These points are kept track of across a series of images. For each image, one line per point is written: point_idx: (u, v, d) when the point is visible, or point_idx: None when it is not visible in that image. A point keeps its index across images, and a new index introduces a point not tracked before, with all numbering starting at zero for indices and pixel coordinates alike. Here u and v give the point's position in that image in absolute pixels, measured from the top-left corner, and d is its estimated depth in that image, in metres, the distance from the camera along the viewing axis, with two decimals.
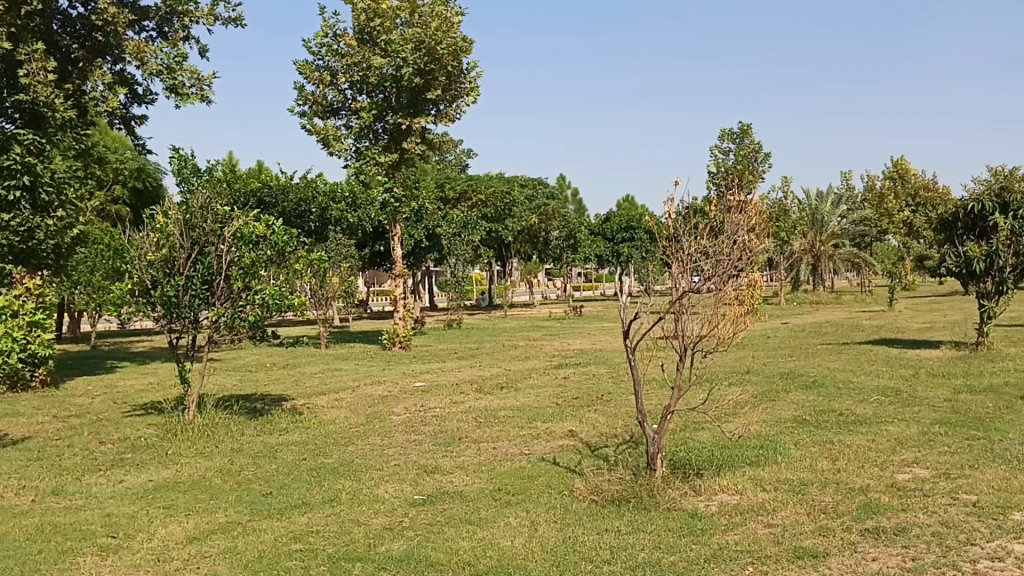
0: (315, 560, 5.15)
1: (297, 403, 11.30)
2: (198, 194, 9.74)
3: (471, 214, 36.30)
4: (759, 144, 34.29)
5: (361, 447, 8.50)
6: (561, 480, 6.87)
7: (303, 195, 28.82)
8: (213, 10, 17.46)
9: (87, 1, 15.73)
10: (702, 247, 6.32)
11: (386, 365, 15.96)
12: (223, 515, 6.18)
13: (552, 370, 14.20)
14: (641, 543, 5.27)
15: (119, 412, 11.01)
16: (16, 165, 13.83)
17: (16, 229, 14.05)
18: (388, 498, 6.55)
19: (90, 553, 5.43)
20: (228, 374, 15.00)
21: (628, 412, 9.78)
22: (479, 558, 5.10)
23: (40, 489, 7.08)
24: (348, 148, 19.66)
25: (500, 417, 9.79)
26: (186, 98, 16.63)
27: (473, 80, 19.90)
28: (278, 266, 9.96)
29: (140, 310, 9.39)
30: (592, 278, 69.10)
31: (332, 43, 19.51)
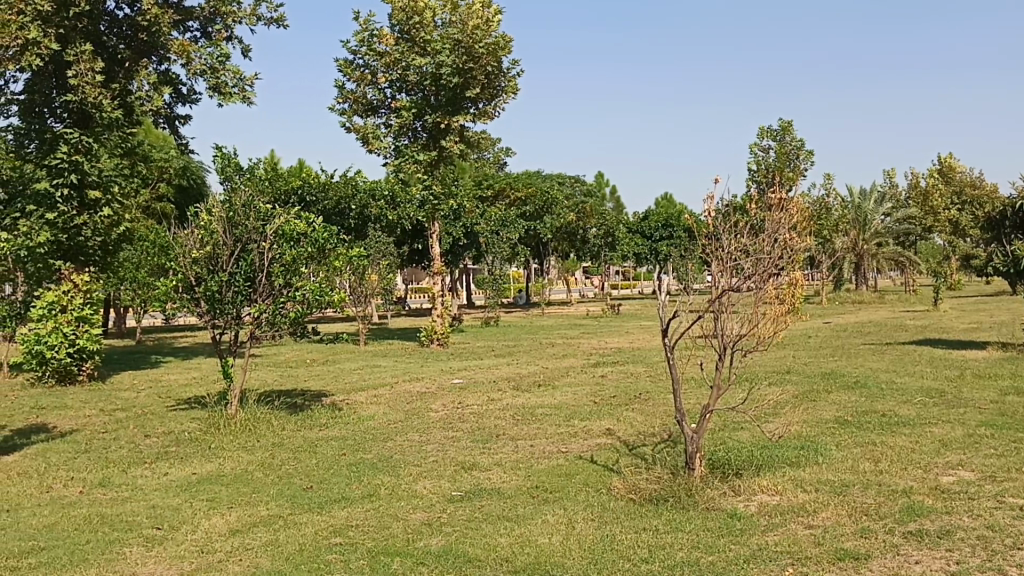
0: (355, 553, 5.21)
1: (337, 399, 11.43)
2: (241, 192, 9.89)
3: (509, 211, 36.39)
4: (800, 141, 33.86)
5: (400, 443, 8.57)
6: (599, 478, 6.86)
7: (343, 193, 29.13)
8: (256, 10, 17.69)
9: (133, 3, 16.03)
10: (743, 246, 6.27)
11: (425, 361, 16.07)
12: (266, 509, 6.27)
13: (589, 368, 14.20)
14: (680, 542, 5.25)
15: (163, 406, 11.22)
16: (64, 164, 14.17)
17: (63, 227, 14.38)
18: (427, 493, 6.60)
19: (136, 544, 5.55)
20: (270, 369, 15.21)
21: (666, 411, 9.74)
22: (516, 555, 5.12)
23: (88, 481, 7.25)
24: (387, 146, 19.75)
25: (538, 415, 9.81)
26: (229, 97, 16.88)
27: (513, 79, 19.93)
28: (318, 263, 10.09)
29: (184, 306, 9.45)
30: (630, 276, 68.86)
31: (371, 42, 19.65)
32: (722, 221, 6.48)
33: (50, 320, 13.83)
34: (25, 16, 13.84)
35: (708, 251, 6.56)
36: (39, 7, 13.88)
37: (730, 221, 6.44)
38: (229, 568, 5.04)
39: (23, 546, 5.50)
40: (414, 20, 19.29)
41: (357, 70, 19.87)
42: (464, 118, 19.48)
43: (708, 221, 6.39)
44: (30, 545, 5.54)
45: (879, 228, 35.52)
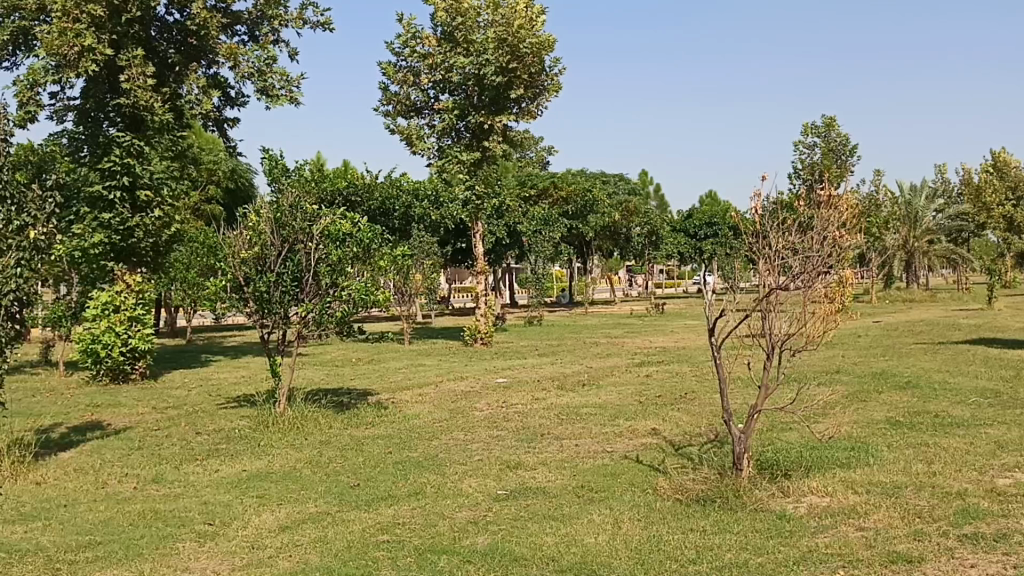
0: (402, 551, 5.25)
1: (382, 398, 11.52)
2: (288, 193, 10.01)
3: (552, 210, 36.36)
4: (847, 137, 33.24)
5: (445, 441, 8.61)
6: (645, 478, 6.83)
7: (387, 194, 29.36)
8: (302, 13, 17.90)
9: (182, 8, 16.30)
10: (790, 244, 6.21)
11: (469, 361, 16.13)
12: (314, 506, 6.35)
13: (634, 368, 14.11)
14: (728, 544, 5.20)
15: (213, 404, 11.43)
16: (117, 167, 14.46)
17: (117, 228, 14.68)
18: (472, 492, 6.62)
19: (188, 539, 5.65)
20: (317, 368, 15.40)
21: (712, 411, 9.66)
22: (563, 554, 5.12)
23: (142, 477, 7.41)
24: (431, 146, 19.91)
25: (582, 414, 9.78)
26: (277, 99, 17.12)
27: (555, 78, 19.89)
28: (364, 263, 10.19)
29: (234, 305, 9.65)
30: (675, 276, 68.32)
31: (414, 44, 19.79)
32: (768, 218, 6.43)
33: (104, 320, 14.13)
34: (80, 22, 14.18)
35: (755, 249, 6.50)
36: (93, 13, 14.19)
37: (778, 219, 6.39)
38: (279, 564, 5.12)
39: (80, 541, 5.63)
40: (457, 21, 19.35)
41: (401, 72, 20.07)
42: (506, 118, 19.48)
43: (754, 219, 6.35)
44: (88, 539, 5.68)
45: (930, 225, 34.83)
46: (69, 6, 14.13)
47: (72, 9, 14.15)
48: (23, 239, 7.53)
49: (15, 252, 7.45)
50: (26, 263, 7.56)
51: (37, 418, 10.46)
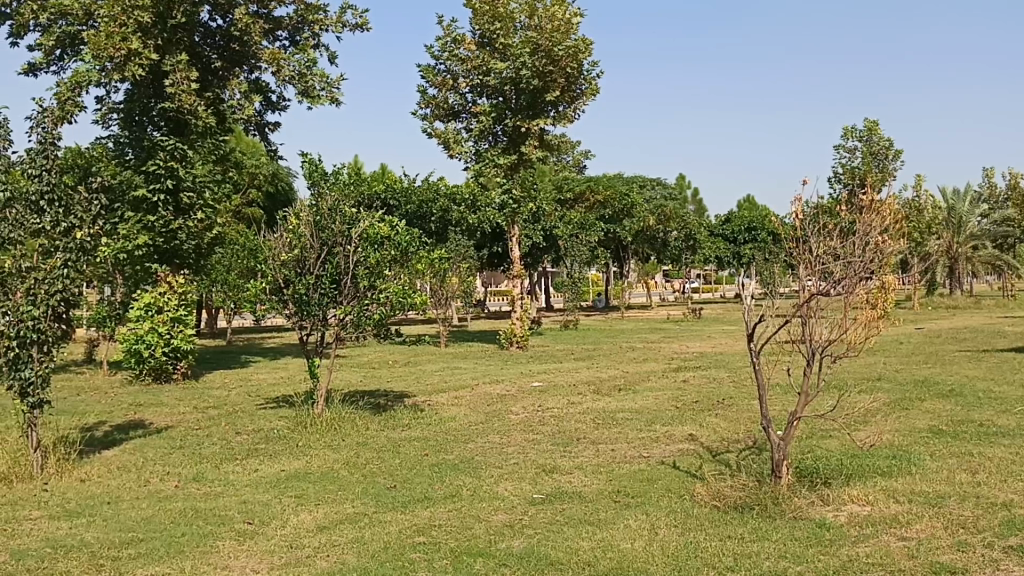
0: (438, 553, 5.27)
1: (419, 400, 11.59)
2: (327, 196, 10.10)
3: (589, 214, 36.34)
4: (889, 141, 32.76)
5: (481, 444, 8.64)
6: (682, 484, 6.78)
7: (424, 198, 29.60)
8: (342, 18, 18.09)
9: (225, 14, 16.57)
10: (832, 249, 6.14)
11: (505, 364, 16.15)
12: (351, 506, 6.41)
13: (671, 373, 14.04)
14: (766, 551, 5.16)
15: (253, 404, 11.58)
16: (161, 170, 14.71)
17: (160, 230, 14.94)
18: (508, 495, 6.63)
19: (229, 537, 5.73)
20: (354, 370, 15.51)
21: (750, 418, 9.57)
22: (598, 559, 5.10)
23: (183, 475, 7.53)
24: (468, 150, 20.00)
25: (618, 419, 9.74)
26: (316, 100, 17.30)
27: (592, 81, 19.85)
28: (401, 265, 10.25)
29: (273, 307, 9.80)
30: (712, 280, 67.75)
31: (453, 48, 19.89)
32: (810, 223, 6.37)
33: (147, 321, 14.36)
34: (127, 28, 14.43)
35: (796, 254, 6.43)
36: (140, 20, 14.45)
37: (819, 224, 6.32)
38: (317, 564, 5.17)
39: (124, 537, 5.74)
40: (497, 26, 19.43)
41: (439, 76, 20.20)
42: (544, 122, 19.47)
43: (795, 224, 6.29)
44: (130, 536, 5.78)
45: (975, 230, 34.24)
46: (117, 12, 14.38)
47: (120, 14, 14.41)
48: (70, 241, 7.69)
49: (62, 253, 7.62)
50: (72, 264, 7.72)
51: (81, 417, 10.67)
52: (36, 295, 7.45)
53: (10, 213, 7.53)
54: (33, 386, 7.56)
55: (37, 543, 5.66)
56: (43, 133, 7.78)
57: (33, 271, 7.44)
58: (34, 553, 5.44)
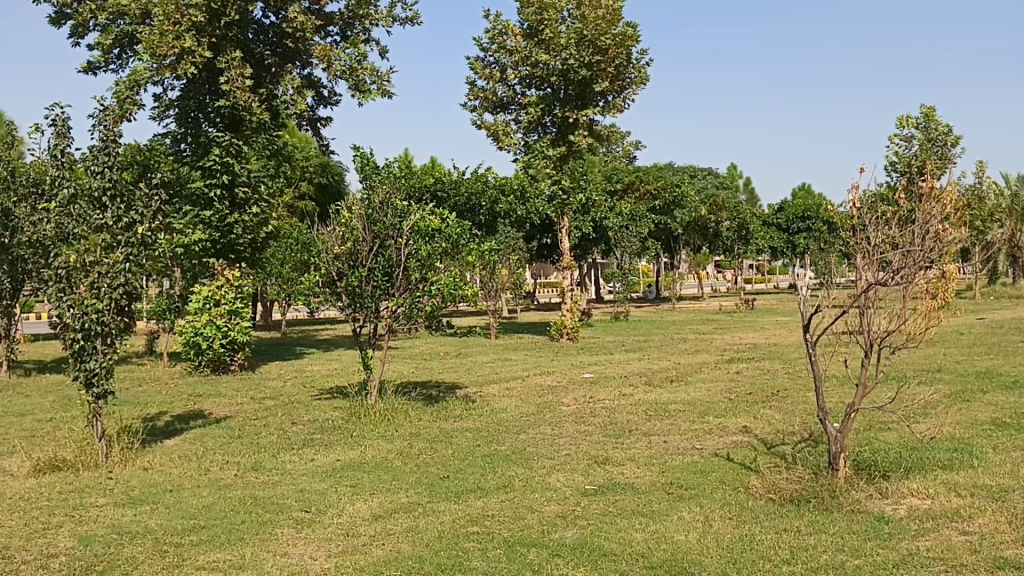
0: (492, 543, 5.31)
1: (470, 391, 11.66)
2: (379, 189, 10.18)
3: (639, 204, 36.00)
4: (948, 127, 31.91)
5: (533, 435, 8.66)
6: (736, 477, 6.72)
7: (474, 190, 29.74)
8: (392, 12, 18.21)
9: (278, 10, 16.76)
10: (890, 237, 6.03)
11: (556, 355, 16.13)
12: (405, 496, 6.49)
13: (724, 364, 13.90)
14: (823, 544, 5.10)
15: (308, 395, 11.77)
16: (217, 165, 15.01)
17: (217, 225, 15.21)
18: (560, 486, 6.65)
19: (287, 525, 5.84)
20: (407, 361, 15.62)
21: (806, 410, 9.43)
22: (652, 550, 5.10)
23: (242, 464, 7.70)
24: (517, 142, 20.02)
25: (671, 411, 9.68)
26: (368, 94, 17.49)
27: (642, 70, 19.65)
28: (452, 258, 10.30)
29: (327, 300, 9.96)
30: (766, 270, 66.89)
31: (502, 39, 19.88)
32: (868, 212, 6.26)
33: (205, 313, 14.70)
34: (181, 26, 14.72)
35: (853, 242, 6.32)
36: (194, 18, 14.73)
37: (877, 213, 6.21)
38: (373, 552, 5.24)
39: (186, 525, 5.89)
40: (543, 16, 19.35)
41: (487, 68, 20.25)
42: (593, 112, 19.42)
43: (854, 212, 6.19)
44: (192, 523, 5.93)
45: None
46: (171, 10, 14.67)
47: (174, 13, 14.70)
48: (132, 235, 7.89)
49: (124, 248, 7.82)
50: (134, 258, 7.93)
51: (143, 407, 10.95)
52: (100, 289, 7.68)
53: (75, 209, 7.74)
54: (97, 376, 7.77)
55: (103, 529, 5.84)
56: (105, 131, 7.97)
57: (96, 266, 7.65)
58: (101, 540, 5.61)
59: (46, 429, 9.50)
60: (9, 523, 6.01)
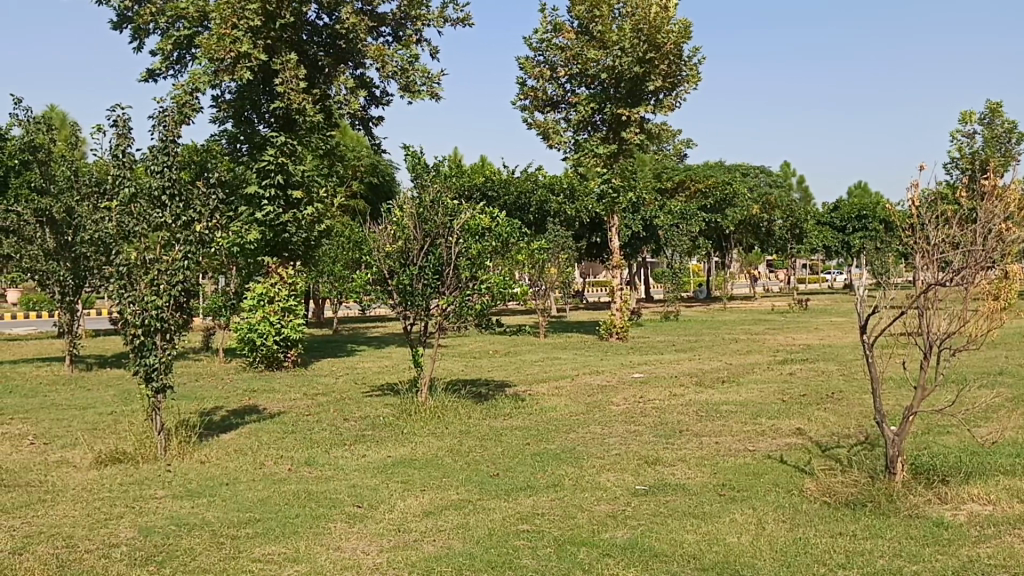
0: (542, 541, 5.33)
1: (519, 390, 11.68)
2: (430, 188, 10.22)
3: (690, 204, 35.68)
4: (1013, 122, 31.01)
5: (583, 435, 8.65)
6: (790, 479, 6.63)
7: (523, 189, 29.81)
8: (443, 12, 18.31)
9: (331, 12, 16.98)
10: (951, 237, 5.87)
11: (605, 355, 16.09)
12: (455, 493, 6.53)
13: (777, 365, 13.73)
14: (880, 549, 5.00)
15: (360, 391, 11.92)
16: (271, 166, 15.24)
17: (271, 224, 15.46)
18: (610, 486, 6.63)
19: (340, 520, 5.92)
20: (456, 359, 15.71)
21: (862, 412, 9.26)
22: (704, 552, 5.05)
23: (295, 459, 7.82)
24: (567, 140, 19.98)
25: (722, 412, 9.59)
26: (417, 95, 17.62)
27: (694, 68, 19.46)
28: (502, 256, 10.29)
29: (378, 297, 10.09)
30: (819, 270, 65.99)
31: (552, 37, 19.89)
32: (928, 211, 6.11)
33: (260, 311, 14.98)
34: (237, 29, 15.00)
35: (912, 241, 6.17)
36: (250, 21, 14.99)
37: (936, 211, 6.08)
38: (424, 548, 5.29)
39: (242, 517, 6.00)
40: (595, 14, 19.33)
41: (538, 67, 20.25)
42: (644, 109, 19.28)
43: (913, 210, 6.06)
44: (248, 516, 6.04)
45: None
46: (228, 14, 14.95)
47: (231, 16, 14.98)
48: (190, 234, 8.06)
49: (182, 246, 7.99)
50: (191, 255, 8.10)
51: (200, 402, 11.18)
52: (159, 286, 7.86)
53: (135, 208, 7.90)
54: (156, 371, 7.97)
55: (162, 520, 5.98)
56: (164, 131, 8.15)
57: (156, 263, 7.84)
58: (160, 531, 5.75)
59: (107, 422, 9.77)
60: (72, 513, 6.19)
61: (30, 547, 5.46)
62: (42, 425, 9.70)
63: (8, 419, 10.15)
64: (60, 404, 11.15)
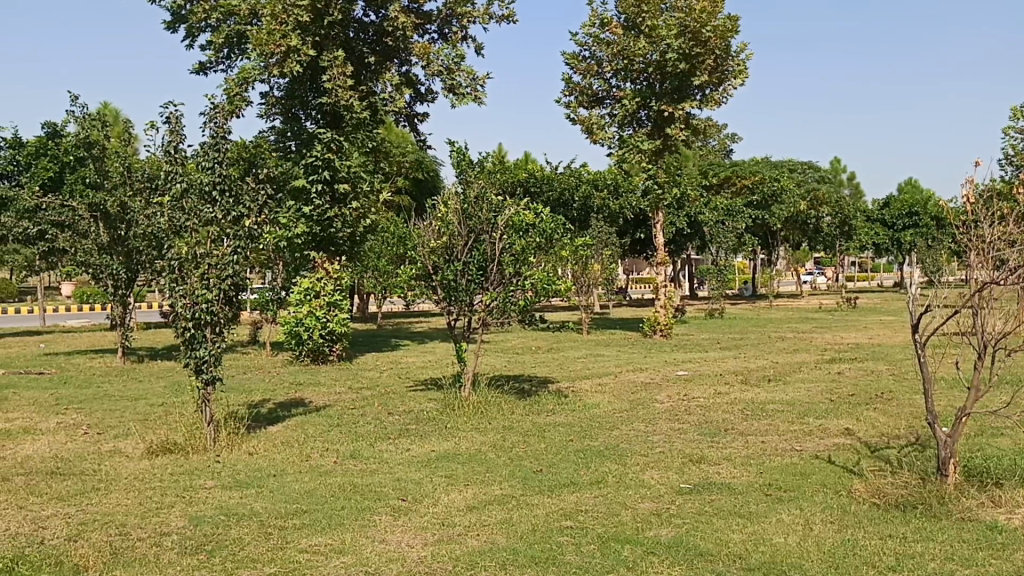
0: (586, 538, 5.32)
1: (563, 386, 11.67)
2: (475, 183, 10.23)
3: (735, 200, 35.31)
4: None
5: (626, 432, 8.62)
6: (838, 480, 6.54)
7: (567, 185, 29.78)
8: (489, 10, 18.33)
9: (378, 9, 17.11)
10: (1009, 235, 5.69)
11: (649, 352, 16.01)
12: (499, 488, 6.55)
13: (824, 364, 13.53)
14: (932, 552, 4.91)
15: (404, 386, 12.01)
16: (318, 162, 15.43)
17: (318, 219, 15.66)
18: (655, 484, 6.59)
19: (385, 512, 5.98)
20: (499, 355, 15.77)
21: (913, 413, 9.09)
22: (750, 553, 5.00)
23: (341, 452, 7.91)
24: (612, 136, 19.89)
25: (769, 410, 9.49)
26: (462, 97, 17.67)
27: (741, 63, 19.22)
28: (546, 253, 10.27)
29: (423, 292, 10.18)
30: (867, 267, 64.93)
31: (598, 32, 19.80)
32: (984, 209, 5.96)
33: (306, 305, 15.14)
34: (287, 25, 15.16)
35: (967, 239, 5.99)
36: (299, 17, 15.14)
37: (993, 210, 5.90)
38: (468, 542, 5.31)
39: (290, 508, 6.09)
40: (642, 9, 19.21)
41: (584, 62, 20.18)
42: (690, 105, 19.09)
43: (967, 207, 5.90)
44: (296, 507, 6.13)
45: None
46: (278, 11, 15.15)
47: (281, 13, 15.15)
48: (240, 229, 8.19)
49: (232, 241, 8.11)
50: (241, 250, 8.22)
51: (248, 394, 11.36)
52: (210, 280, 7.98)
53: (186, 203, 8.05)
54: (206, 364, 8.11)
55: (213, 510, 6.10)
56: (215, 128, 8.31)
57: (206, 258, 7.95)
58: (210, 520, 5.86)
59: (159, 412, 9.99)
60: (125, 501, 6.34)
61: (84, 535, 5.59)
62: (96, 416, 9.94)
63: (64, 409, 10.42)
64: (113, 395, 11.42)
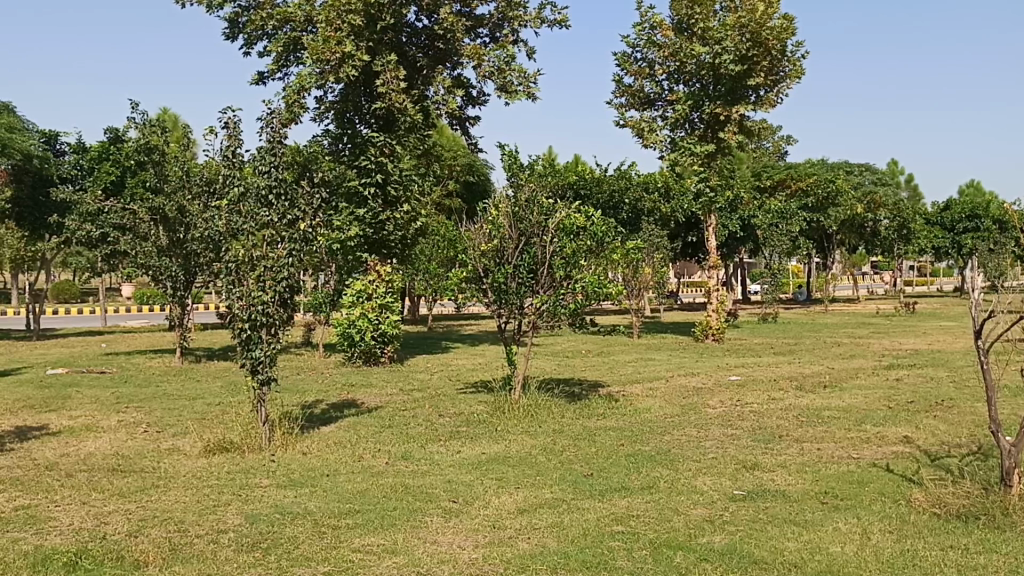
0: (637, 543, 5.29)
1: (613, 390, 11.61)
2: (525, 186, 10.22)
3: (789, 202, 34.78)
4: None
5: (678, 437, 8.55)
6: (897, 489, 6.39)
7: (617, 187, 29.70)
8: (540, 13, 18.35)
9: (430, 13, 17.27)
10: None
11: (701, 356, 15.85)
12: (549, 491, 6.55)
13: (881, 370, 13.26)
14: (995, 564, 4.78)
15: (455, 388, 12.08)
16: (371, 164, 15.71)
17: (371, 221, 15.84)
18: (707, 490, 6.51)
19: (436, 514, 6.01)
20: (549, 358, 15.73)
21: (974, 421, 8.85)
22: (806, 561, 4.93)
23: (392, 453, 7.97)
24: (663, 139, 19.74)
25: (824, 417, 9.32)
26: (514, 95, 17.67)
27: (797, 63, 18.96)
28: (597, 255, 10.19)
29: (473, 295, 10.24)
30: (926, 271, 63.41)
31: (650, 34, 19.70)
32: None
33: (359, 307, 15.28)
34: (341, 32, 15.42)
35: None
36: (353, 23, 15.35)
37: None
38: (519, 545, 5.32)
39: (342, 508, 6.17)
40: (695, 10, 19.06)
41: (635, 64, 20.09)
42: (744, 108, 18.85)
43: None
44: (349, 507, 6.20)
45: None
46: (332, 17, 15.37)
47: (335, 19, 15.39)
48: (294, 232, 8.28)
49: (287, 243, 8.23)
50: (296, 253, 8.31)
51: (301, 395, 11.51)
52: (265, 282, 8.13)
53: (244, 207, 8.23)
54: (262, 364, 8.23)
55: (268, 508, 6.20)
56: (271, 132, 8.45)
57: (263, 260, 8.09)
58: (266, 519, 5.96)
59: (216, 412, 10.21)
60: (183, 499, 6.47)
61: (144, 531, 5.73)
62: (155, 414, 10.18)
63: (125, 407, 10.70)
64: (172, 394, 11.71)
